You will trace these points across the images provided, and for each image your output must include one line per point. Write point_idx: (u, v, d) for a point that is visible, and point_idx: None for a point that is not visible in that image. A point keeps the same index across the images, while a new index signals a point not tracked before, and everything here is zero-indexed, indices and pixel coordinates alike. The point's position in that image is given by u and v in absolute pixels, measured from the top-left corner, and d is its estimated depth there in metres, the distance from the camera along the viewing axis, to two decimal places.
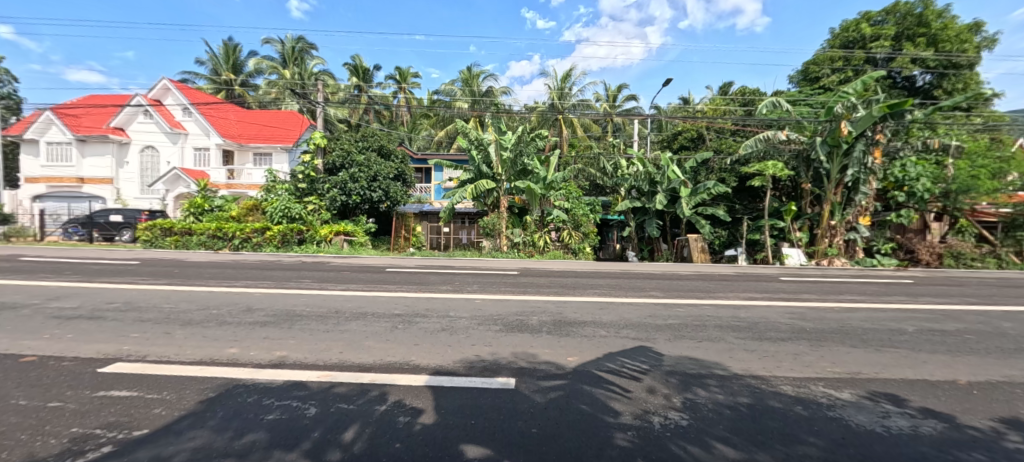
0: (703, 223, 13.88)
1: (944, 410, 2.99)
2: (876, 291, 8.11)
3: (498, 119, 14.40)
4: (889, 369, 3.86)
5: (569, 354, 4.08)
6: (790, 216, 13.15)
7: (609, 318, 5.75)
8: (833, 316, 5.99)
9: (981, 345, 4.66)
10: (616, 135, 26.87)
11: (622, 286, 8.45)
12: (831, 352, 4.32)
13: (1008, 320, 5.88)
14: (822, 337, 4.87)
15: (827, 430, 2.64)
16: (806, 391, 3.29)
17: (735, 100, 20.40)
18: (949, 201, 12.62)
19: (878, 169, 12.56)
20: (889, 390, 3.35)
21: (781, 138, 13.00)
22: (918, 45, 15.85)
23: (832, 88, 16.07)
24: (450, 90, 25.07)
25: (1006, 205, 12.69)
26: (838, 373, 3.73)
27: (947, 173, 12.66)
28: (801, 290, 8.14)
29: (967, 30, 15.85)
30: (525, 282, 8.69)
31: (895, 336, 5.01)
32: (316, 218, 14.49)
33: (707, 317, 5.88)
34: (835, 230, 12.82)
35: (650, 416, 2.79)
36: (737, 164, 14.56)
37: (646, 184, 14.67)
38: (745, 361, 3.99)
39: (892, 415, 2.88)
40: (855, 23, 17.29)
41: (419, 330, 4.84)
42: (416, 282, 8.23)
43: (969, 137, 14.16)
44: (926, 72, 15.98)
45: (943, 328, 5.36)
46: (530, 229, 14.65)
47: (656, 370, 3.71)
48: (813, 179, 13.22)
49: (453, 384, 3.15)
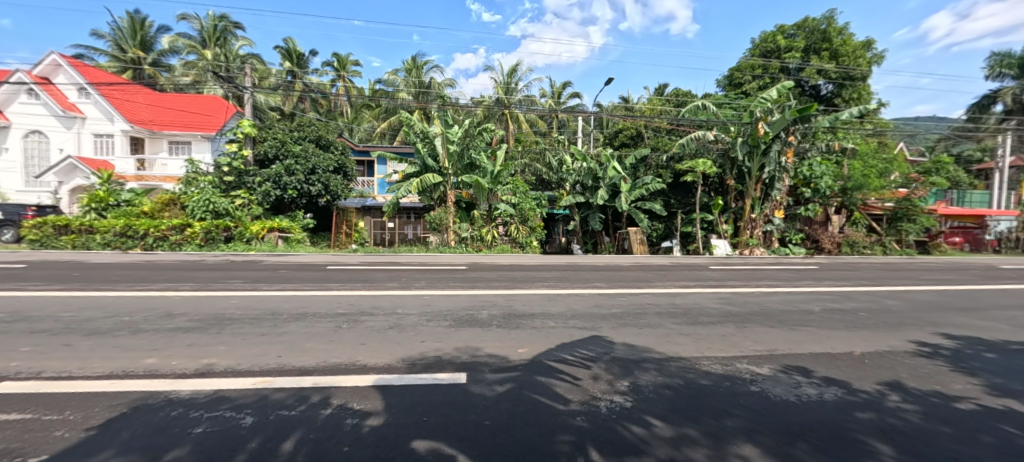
0: (642, 217, 14.76)
1: (842, 377, 3.45)
2: (790, 276, 9.11)
3: (444, 112, 14.17)
4: (800, 344, 4.37)
5: (519, 346, 4.18)
6: (718, 210, 14.38)
7: (557, 309, 5.94)
8: (755, 299, 6.66)
9: (872, 321, 5.41)
10: (562, 132, 27.50)
11: (568, 277, 8.76)
12: (752, 333, 4.80)
13: (892, 298, 6.89)
14: (746, 320, 5.38)
15: (750, 402, 2.94)
16: (732, 368, 3.64)
17: (670, 100, 21.78)
18: (846, 197, 14.49)
19: (791, 167, 13.99)
20: (800, 363, 3.79)
21: (709, 138, 14.17)
22: (823, 58, 17.91)
23: (752, 94, 17.83)
24: (394, 80, 24.33)
25: (890, 200, 14.77)
26: (758, 350, 4.15)
27: (845, 171, 14.48)
28: (727, 277, 8.94)
29: (860, 47, 18.13)
30: (475, 277, 8.72)
31: (806, 315, 5.67)
32: (246, 213, 13.48)
33: (646, 305, 6.27)
34: (755, 222, 14.22)
35: (597, 400, 2.95)
36: (672, 161, 15.53)
37: (590, 180, 15.13)
38: (679, 344, 4.32)
39: (803, 385, 3.28)
40: (771, 35, 19.12)
41: (365, 329, 4.71)
42: (361, 280, 7.96)
43: (862, 141, 16.22)
44: (829, 82, 18.07)
45: (843, 307, 6.16)
46: (478, 224, 14.63)
47: (602, 357, 3.91)
48: (737, 176, 14.40)
49: (403, 382, 3.12)
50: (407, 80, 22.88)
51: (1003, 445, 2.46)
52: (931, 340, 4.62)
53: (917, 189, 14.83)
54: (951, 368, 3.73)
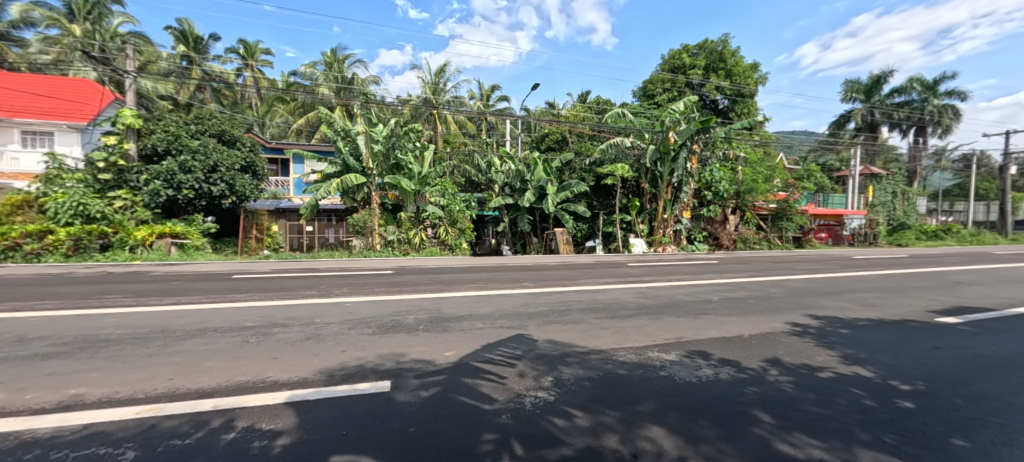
0: (567, 218, 15.34)
1: (735, 357, 3.92)
2: (695, 270, 10.12)
3: (367, 110, 13.58)
4: (702, 331, 4.87)
5: (446, 349, 4.15)
6: (635, 211, 15.50)
7: (485, 310, 5.98)
8: (666, 292, 7.28)
9: (759, 306, 6.22)
10: (491, 135, 27.69)
11: (497, 278, 8.86)
12: (663, 323, 5.25)
13: (774, 286, 7.98)
14: (658, 311, 5.87)
15: (659, 387, 3.22)
16: (644, 357, 3.96)
17: (592, 108, 23.04)
18: (740, 199, 16.50)
19: (695, 173, 15.54)
20: (701, 348, 4.23)
21: (627, 144, 15.34)
22: (720, 76, 20.17)
23: (662, 105, 19.56)
24: (311, 73, 22.78)
25: (774, 201, 17.06)
26: (667, 339, 4.55)
27: (738, 177, 16.48)
28: (643, 273, 9.68)
29: (748, 68, 20.73)
30: (402, 281, 8.46)
31: (707, 304, 6.34)
32: (128, 217, 11.73)
33: (571, 302, 6.56)
34: (667, 222, 15.58)
35: (522, 397, 3.03)
36: (594, 166, 16.40)
37: (518, 182, 15.45)
38: (599, 338, 4.59)
39: (703, 367, 3.67)
40: (678, 52, 21.10)
41: (278, 342, 4.34)
42: (275, 289, 7.33)
43: (751, 150, 18.57)
44: (725, 98, 20.40)
45: (737, 296, 7.00)
46: (405, 226, 14.14)
47: (528, 354, 4.02)
48: (651, 180, 15.61)
49: (320, 396, 2.94)
50: (327, 74, 21.53)
51: (850, 405, 2.98)
52: (802, 320, 5.43)
53: (792, 192, 17.36)
54: (816, 344, 4.42)
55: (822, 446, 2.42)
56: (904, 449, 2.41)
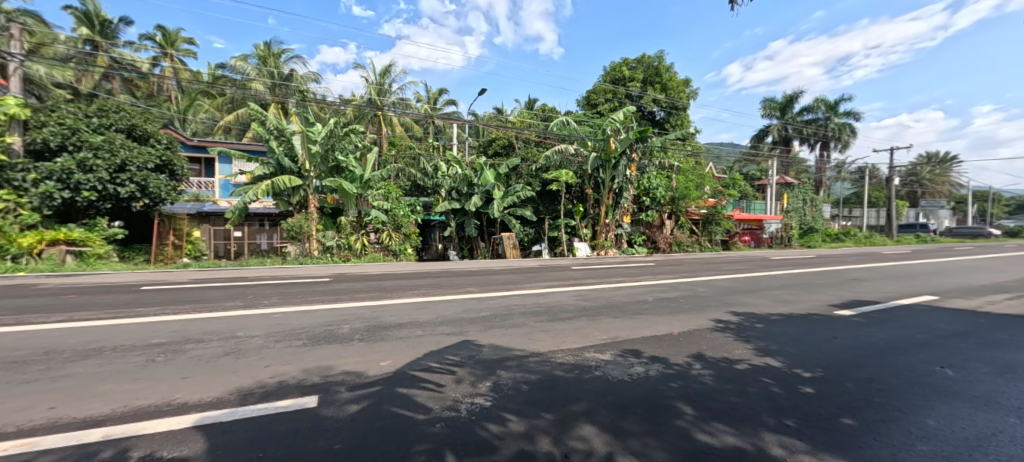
0: (514, 223, 15.41)
1: (664, 354, 4.13)
2: (634, 273, 10.60)
3: (302, 108, 12.75)
4: (636, 330, 5.09)
5: (381, 359, 3.98)
6: (578, 216, 15.97)
7: (426, 317, 5.84)
8: (605, 294, 7.54)
9: (688, 305, 6.62)
10: (437, 138, 27.27)
11: (441, 284, 8.69)
12: (601, 324, 5.42)
13: (703, 286, 8.55)
14: (597, 313, 6.06)
15: (593, 386, 3.31)
16: (581, 357, 4.05)
17: (538, 115, 23.52)
18: (675, 205, 17.62)
19: (634, 180, 16.31)
20: (634, 346, 4.42)
21: (571, 151, 15.89)
22: (657, 89, 21.46)
23: (604, 114, 20.44)
24: (241, 66, 21.16)
25: (705, 207, 18.37)
26: (604, 339, 4.70)
27: (673, 184, 17.57)
28: (585, 276, 9.96)
29: (681, 83, 22.24)
30: (340, 289, 8.04)
31: (643, 305, 6.64)
32: (13, 222, 10.24)
33: (514, 306, 6.57)
34: (609, 226, 16.24)
35: (458, 404, 2.97)
36: (540, 171, 16.69)
37: (464, 186, 15.34)
38: (539, 341, 4.64)
39: (635, 365, 3.82)
40: (619, 65, 22.14)
41: (191, 359, 3.93)
42: (193, 300, 6.64)
43: (684, 159, 19.89)
44: (661, 109, 21.70)
45: (669, 296, 7.41)
46: (345, 231, 13.49)
47: (467, 360, 3.97)
48: (594, 186, 16.16)
49: (236, 416, 2.69)
50: (260, 69, 20.10)
51: (760, 393, 3.26)
52: (725, 316, 5.87)
53: (720, 199, 18.80)
54: (735, 338, 4.79)
55: (736, 433, 2.61)
56: (803, 432, 2.67)
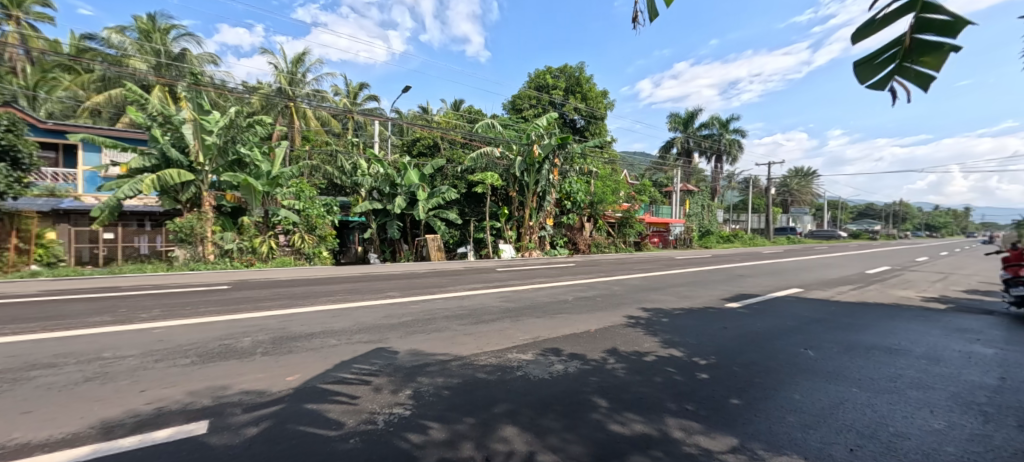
0: (440, 225, 15.11)
1: (582, 351, 4.32)
2: (555, 273, 11.01)
3: (194, 93, 11.16)
4: (556, 329, 5.28)
5: (288, 373, 3.64)
6: (504, 218, 16.15)
7: (342, 324, 5.48)
8: (528, 295, 7.72)
9: (604, 303, 7.04)
10: (357, 135, 25.82)
11: (360, 289, 8.22)
12: (523, 324, 5.53)
13: (618, 285, 9.15)
14: (520, 314, 6.17)
15: (515, 387, 3.35)
16: (503, 358, 4.08)
17: (464, 116, 23.43)
18: (593, 208, 18.66)
19: (557, 184, 16.94)
20: (555, 345, 4.56)
21: (496, 154, 15.81)
22: (578, 98, 22.57)
23: (529, 119, 21.03)
24: (116, 40, 18.11)
25: (620, 211, 19.70)
26: (526, 339, 4.80)
27: (592, 189, 18.59)
28: (509, 278, 10.11)
29: (600, 94, 23.64)
30: (242, 297, 7.22)
31: (563, 304, 6.91)
32: None
33: (437, 310, 6.44)
34: (532, 228, 16.68)
35: (375, 416, 2.81)
36: (465, 173, 16.61)
37: (387, 186, 14.72)
38: (462, 344, 4.59)
39: (555, 363, 3.95)
40: (542, 73, 22.91)
41: (38, 389, 3.23)
42: (45, 317, 5.50)
43: (602, 165, 21.14)
44: (581, 118, 22.87)
45: (587, 295, 7.81)
46: (248, 233, 12.17)
47: (386, 368, 3.78)
48: (518, 189, 16.47)
49: (98, 453, 2.26)
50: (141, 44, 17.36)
51: (665, 382, 3.55)
52: (636, 313, 6.33)
53: (633, 203, 20.33)
54: (645, 332, 5.18)
55: (646, 421, 2.81)
56: (700, 415, 2.95)
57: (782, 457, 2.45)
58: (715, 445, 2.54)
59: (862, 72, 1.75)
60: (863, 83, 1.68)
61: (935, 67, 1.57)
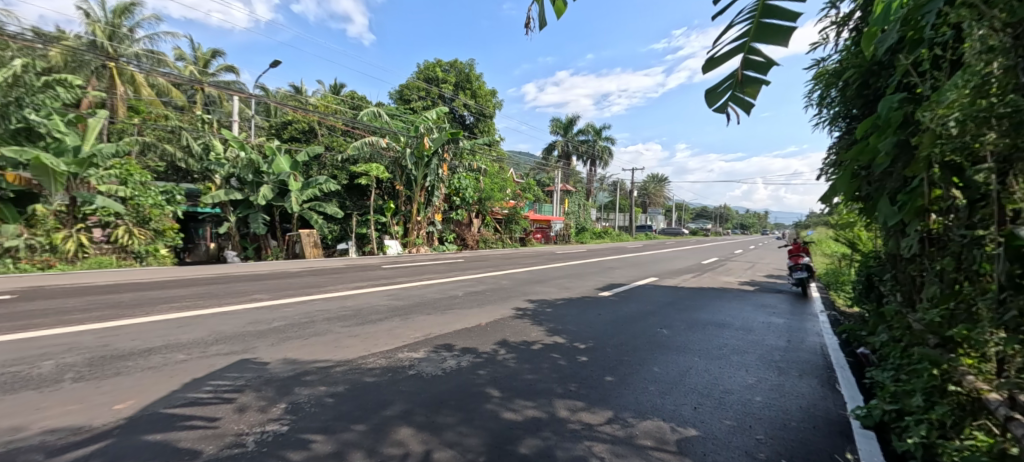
0: (317, 218, 13.69)
1: (473, 345, 4.39)
2: (445, 269, 10.96)
3: None
4: (447, 325, 5.27)
5: (118, 400, 2.96)
6: (390, 213, 15.38)
7: (193, 335, 4.65)
8: (417, 292, 7.54)
9: (493, 297, 7.25)
10: (208, 112, 21.91)
11: (217, 293, 7.06)
12: (413, 322, 5.40)
13: (506, 279, 9.51)
14: (409, 312, 6.00)
15: (406, 386, 3.26)
16: (393, 359, 3.93)
17: (345, 102, 21.69)
18: (482, 205, 18.99)
19: (446, 179, 16.78)
20: (446, 341, 4.55)
21: (382, 145, 14.88)
22: (467, 95, 22.67)
23: (417, 111, 20.41)
24: None
25: (506, 208, 20.41)
26: (416, 337, 4.69)
27: (481, 186, 18.86)
28: (396, 275, 9.72)
29: (489, 93, 24.07)
30: (40, 309, 5.60)
31: (453, 300, 6.92)
32: None
33: (315, 312, 5.89)
34: (420, 223, 16.26)
35: (243, 437, 2.46)
36: (347, 163, 15.42)
37: (250, 174, 12.78)
38: (346, 347, 4.29)
39: (447, 359, 3.94)
40: (432, 65, 22.45)
41: None
42: None
43: (490, 163, 21.60)
44: (470, 114, 23.01)
45: (477, 290, 7.94)
46: (44, 226, 9.53)
47: (255, 382, 3.34)
48: (405, 182, 15.85)
49: None
50: None
51: (550, 367, 3.82)
52: (523, 305, 6.66)
53: (518, 200, 21.21)
54: (531, 323, 5.50)
55: (535, 406, 2.99)
56: (580, 393, 3.25)
57: (647, 421, 2.84)
58: (594, 419, 2.83)
59: (709, 97, 2.10)
60: (708, 106, 2.01)
61: (754, 98, 1.97)
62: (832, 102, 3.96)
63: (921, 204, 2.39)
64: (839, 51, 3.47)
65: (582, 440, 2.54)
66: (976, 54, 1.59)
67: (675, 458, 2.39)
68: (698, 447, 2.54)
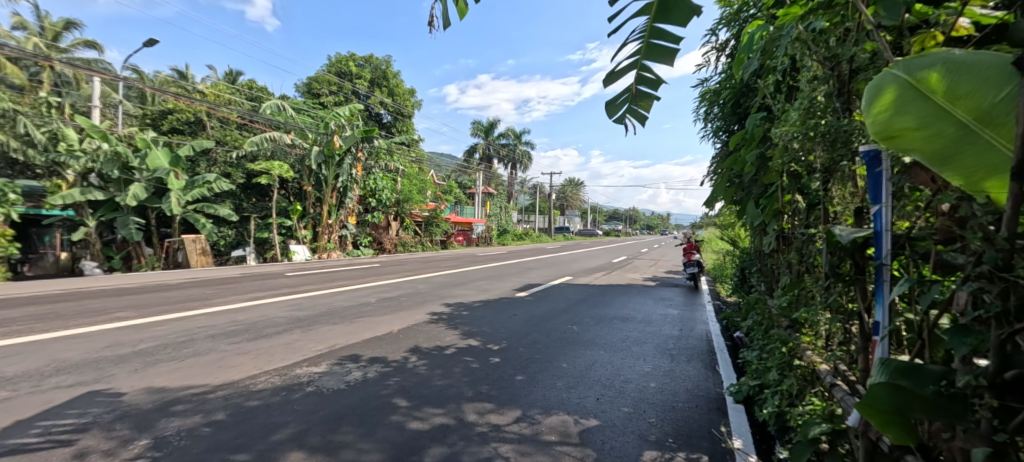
0: (204, 222, 12.00)
1: (382, 354, 4.19)
2: (358, 275, 10.34)
3: None
4: (355, 334, 4.96)
5: None
6: (296, 215, 14.03)
7: (25, 366, 3.79)
8: (324, 301, 7.00)
9: (407, 302, 7.00)
10: (59, 94, 18.10)
11: (67, 313, 5.86)
12: (316, 333, 4.99)
13: (423, 283, 9.26)
14: (312, 322, 5.53)
15: (303, 405, 2.99)
16: (289, 375, 3.59)
17: (242, 92, 19.49)
18: (400, 207, 18.30)
19: (360, 180, 15.84)
20: (352, 352, 4.28)
21: (286, 142, 13.80)
22: (384, 92, 21.75)
23: (328, 107, 19.07)
24: None
25: (426, 210, 19.91)
26: (319, 350, 4.34)
27: (399, 187, 18.19)
28: (302, 282, 8.94)
29: (408, 92, 23.37)
30: None
31: (364, 307, 6.54)
32: None
33: (197, 329, 5.16)
34: (331, 227, 15.13)
35: None
36: (243, 160, 13.82)
37: (115, 170, 10.74)
38: (233, 367, 3.81)
39: (351, 371, 3.70)
40: (344, 59, 21.17)
41: None
42: None
43: (409, 164, 20.90)
44: (387, 113, 22.11)
45: (391, 295, 7.61)
46: None
47: (109, 417, 2.81)
48: (314, 183, 14.65)
49: None
50: None
51: (462, 371, 3.78)
52: (439, 309, 6.53)
53: (439, 203, 20.81)
54: (446, 327, 5.40)
55: (444, 412, 2.92)
56: (490, 395, 3.26)
57: (552, 417, 2.94)
58: (502, 419, 2.86)
59: (609, 109, 2.23)
60: (609, 117, 2.14)
61: (647, 110, 2.13)
62: (714, 117, 4.47)
63: (776, 207, 2.79)
64: (718, 73, 3.93)
65: (489, 442, 2.55)
66: (809, 81, 1.93)
67: (577, 449, 2.50)
68: (598, 436, 2.68)
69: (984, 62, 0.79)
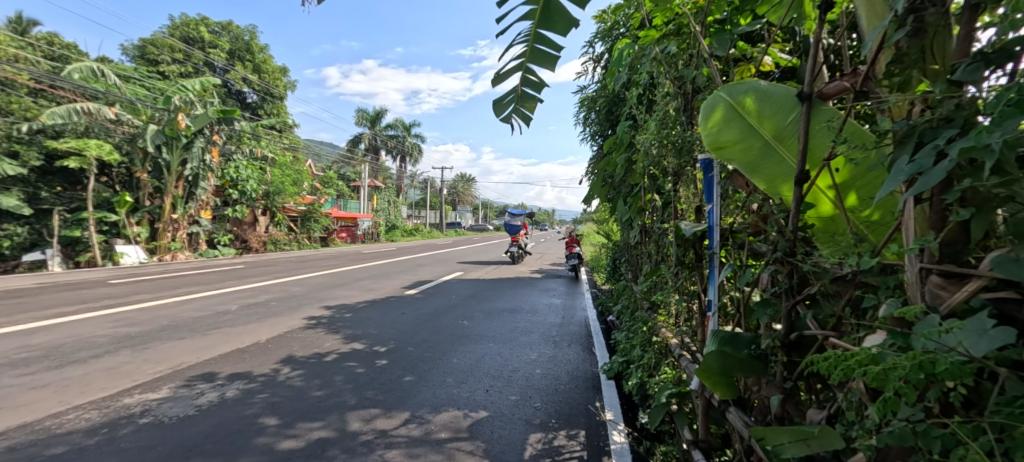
0: None
1: (246, 369, 3.67)
2: (213, 279, 8.84)
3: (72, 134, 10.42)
4: (208, 349, 4.25)
5: None
6: (125, 208, 11.23)
7: None
8: (166, 312, 5.84)
9: (277, 308, 6.24)
10: None
11: None
12: (154, 352, 4.14)
13: (297, 285, 8.34)
14: (149, 339, 4.58)
15: (135, 442, 2.46)
16: (113, 408, 2.92)
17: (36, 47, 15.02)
18: (269, 200, 16.18)
19: (216, 167, 13.54)
20: (206, 370, 3.66)
21: (107, 116, 11.09)
22: (246, 67, 18.89)
23: (171, 78, 15.86)
24: None
25: (302, 204, 17.95)
26: (158, 372, 3.61)
27: (268, 177, 16.08)
28: (134, 291, 7.32)
29: (278, 70, 20.71)
30: None
31: (221, 316, 5.64)
32: None
33: None
34: (178, 223, 12.66)
35: None
36: (41, 136, 10.72)
37: None
38: (25, 406, 2.95)
39: (204, 392, 3.17)
40: (192, 23, 17.81)
41: None
42: None
43: (280, 151, 18.53)
44: (252, 92, 19.28)
45: (257, 301, 6.69)
46: None
47: None
48: (151, 169, 12.07)
49: None
50: None
51: (344, 377, 3.53)
52: (316, 313, 5.96)
53: (318, 196, 18.91)
54: (325, 332, 4.97)
55: (323, 425, 2.69)
56: (376, 400, 3.10)
57: (442, 414, 2.92)
58: (390, 424, 2.74)
59: (497, 107, 2.27)
60: (496, 115, 2.17)
61: (531, 111, 2.23)
62: (591, 122, 4.88)
63: (639, 205, 3.18)
64: (595, 82, 4.30)
65: (375, 450, 2.42)
66: (663, 96, 2.23)
67: (467, 444, 2.52)
68: (487, 427, 2.75)
69: (778, 93, 1.02)
